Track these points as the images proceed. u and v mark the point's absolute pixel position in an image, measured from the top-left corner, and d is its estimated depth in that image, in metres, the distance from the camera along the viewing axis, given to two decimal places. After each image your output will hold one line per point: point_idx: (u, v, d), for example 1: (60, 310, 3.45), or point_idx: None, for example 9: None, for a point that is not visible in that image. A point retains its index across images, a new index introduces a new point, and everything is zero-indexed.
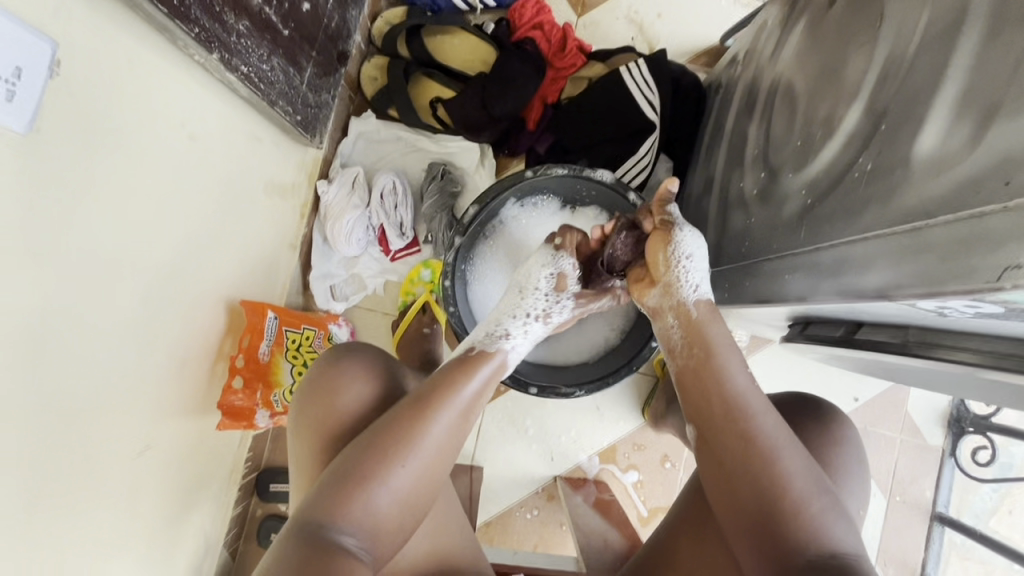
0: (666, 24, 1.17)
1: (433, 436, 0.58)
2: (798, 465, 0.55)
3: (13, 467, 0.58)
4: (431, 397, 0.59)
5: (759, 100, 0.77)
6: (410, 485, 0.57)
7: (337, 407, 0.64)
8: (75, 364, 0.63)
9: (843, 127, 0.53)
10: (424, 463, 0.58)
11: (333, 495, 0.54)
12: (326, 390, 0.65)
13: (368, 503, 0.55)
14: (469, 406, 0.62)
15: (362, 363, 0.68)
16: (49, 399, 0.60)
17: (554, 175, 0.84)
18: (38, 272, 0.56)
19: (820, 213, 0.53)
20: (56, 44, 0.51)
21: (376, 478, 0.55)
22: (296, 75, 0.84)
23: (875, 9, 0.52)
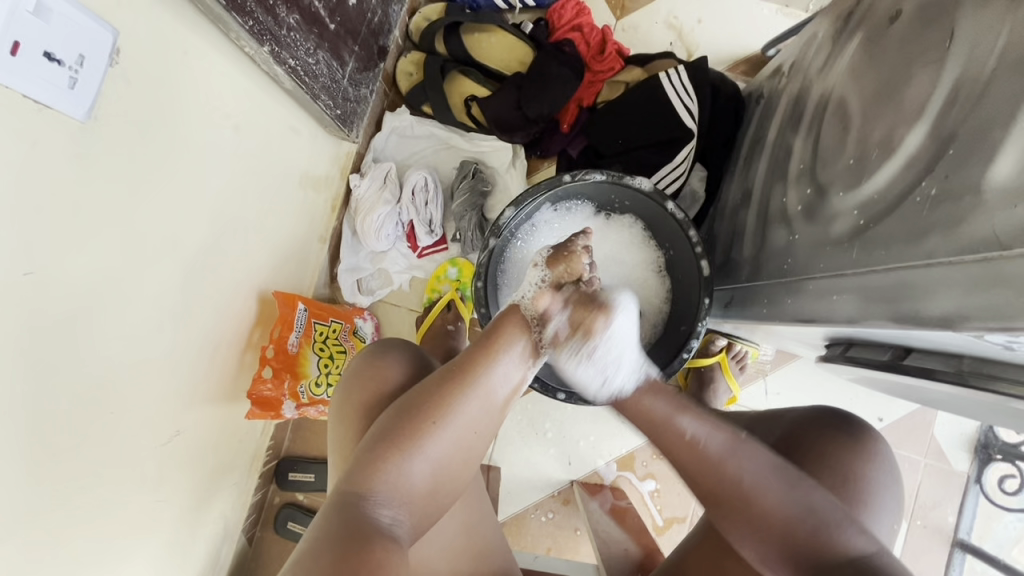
0: (706, 31, 1.16)
1: (471, 416, 0.58)
2: (781, 485, 0.56)
3: (70, 432, 0.60)
4: (472, 374, 0.59)
5: (806, 113, 0.76)
6: (446, 464, 0.58)
7: (379, 392, 0.64)
8: (131, 335, 0.65)
9: (904, 149, 0.52)
10: (460, 442, 0.58)
11: (370, 461, 0.54)
12: (370, 375, 0.65)
13: (403, 475, 0.55)
14: (510, 394, 0.62)
15: (406, 354, 0.69)
16: (105, 369, 0.63)
17: (590, 180, 0.83)
18: (106, 245, 0.58)
19: (875, 236, 0.52)
20: (117, 32, 0.51)
21: (413, 449, 0.55)
22: (339, 69, 0.84)
23: (944, 29, 0.51)
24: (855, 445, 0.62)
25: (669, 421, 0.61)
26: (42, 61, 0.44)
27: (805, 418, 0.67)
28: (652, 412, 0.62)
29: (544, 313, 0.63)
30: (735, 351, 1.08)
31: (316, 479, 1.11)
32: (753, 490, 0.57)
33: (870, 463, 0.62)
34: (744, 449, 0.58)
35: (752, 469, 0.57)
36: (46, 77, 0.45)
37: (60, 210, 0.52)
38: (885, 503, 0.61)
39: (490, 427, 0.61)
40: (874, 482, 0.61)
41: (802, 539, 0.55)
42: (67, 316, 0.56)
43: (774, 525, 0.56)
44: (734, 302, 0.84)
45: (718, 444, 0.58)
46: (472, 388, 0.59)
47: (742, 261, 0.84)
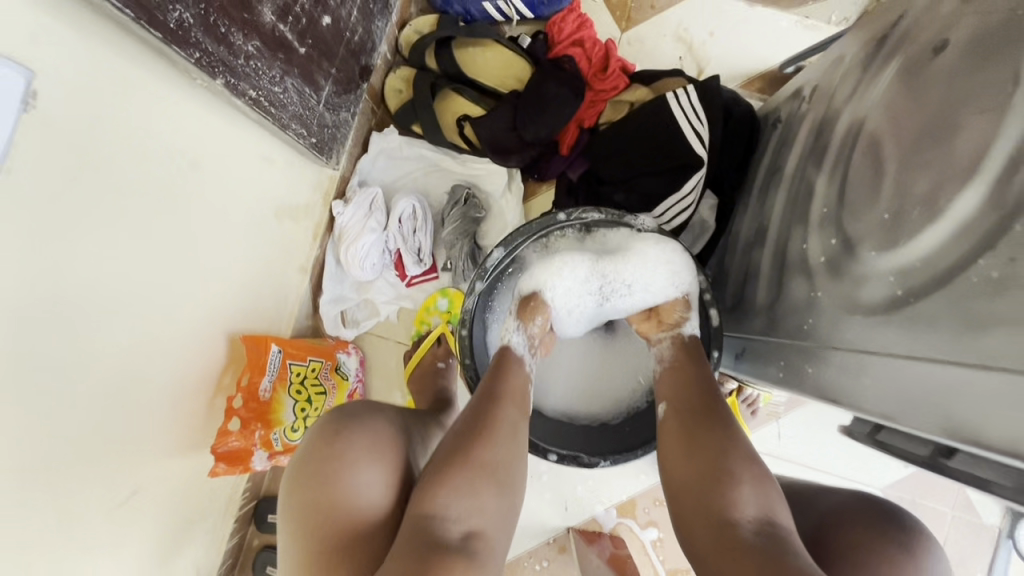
0: (718, 44, 1.07)
1: (510, 426, 0.62)
2: (740, 457, 0.56)
3: (19, 494, 0.55)
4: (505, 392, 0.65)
5: (830, 150, 0.67)
6: (505, 483, 0.58)
7: (349, 485, 0.55)
8: (83, 392, 0.60)
9: (954, 214, 0.43)
10: (509, 456, 0.60)
11: (430, 487, 0.54)
12: (327, 465, 0.56)
13: (468, 495, 0.55)
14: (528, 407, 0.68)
15: (370, 428, 0.60)
16: (57, 427, 0.58)
17: (589, 220, 0.76)
18: (49, 300, 0.53)
19: (916, 316, 0.44)
20: (32, 73, 0.45)
21: (468, 465, 0.56)
22: (312, 95, 0.76)
23: (1005, 71, 0.43)
24: (902, 552, 0.51)
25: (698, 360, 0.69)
26: None
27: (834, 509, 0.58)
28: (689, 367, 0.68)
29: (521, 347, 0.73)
30: (746, 392, 1.00)
31: None
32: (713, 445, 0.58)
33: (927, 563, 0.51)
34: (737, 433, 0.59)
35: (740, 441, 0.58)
36: None
37: None
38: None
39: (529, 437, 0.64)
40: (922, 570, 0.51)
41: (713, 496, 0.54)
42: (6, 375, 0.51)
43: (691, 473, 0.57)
44: (746, 354, 0.76)
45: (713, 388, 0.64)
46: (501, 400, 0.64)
47: (755, 308, 0.76)
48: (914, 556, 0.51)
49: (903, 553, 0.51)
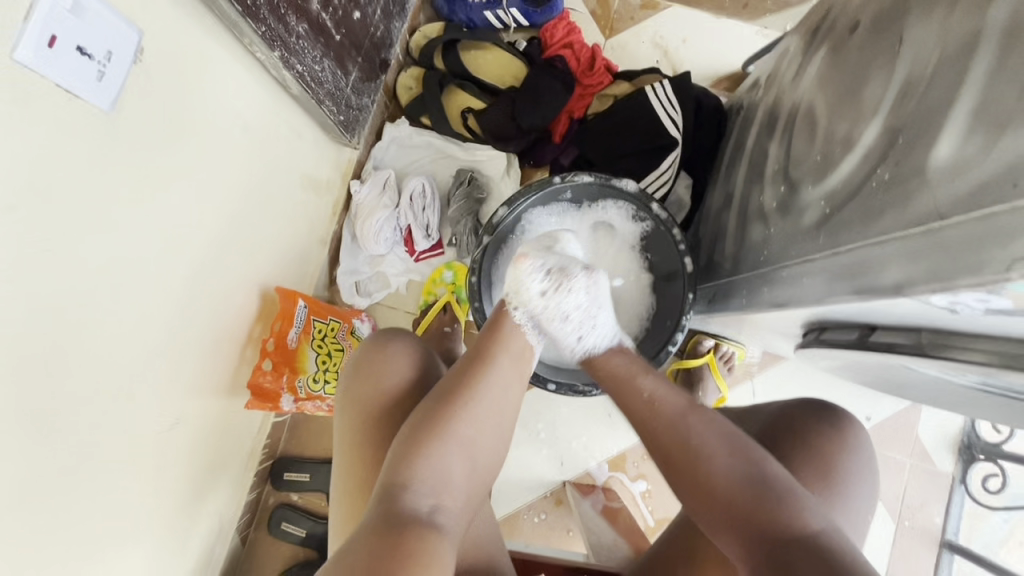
0: (690, 50, 1.23)
1: (495, 396, 0.65)
2: (732, 458, 0.58)
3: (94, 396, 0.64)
4: (488, 358, 0.68)
5: (780, 120, 0.81)
6: (478, 456, 0.62)
7: (382, 384, 0.69)
8: (146, 315, 0.69)
9: (862, 142, 0.56)
10: (488, 428, 0.64)
11: (407, 456, 0.58)
12: (372, 366, 0.70)
13: (441, 463, 0.59)
14: (524, 365, 0.71)
15: (409, 342, 0.74)
16: (124, 342, 0.67)
17: (581, 182, 0.88)
18: (132, 224, 0.63)
19: (839, 221, 0.56)
20: (141, 33, 0.56)
21: (447, 435, 0.60)
22: (343, 78, 0.89)
23: (894, 35, 0.56)
24: (830, 431, 0.66)
25: (631, 378, 0.69)
26: (73, 55, 0.49)
27: (791, 407, 0.70)
28: (616, 368, 0.72)
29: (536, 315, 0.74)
30: (723, 351, 1.12)
31: (311, 479, 1.12)
32: (714, 461, 0.59)
33: (849, 438, 0.66)
34: (697, 418, 0.62)
35: (714, 442, 0.60)
36: (75, 69, 0.50)
37: (95, 188, 0.57)
38: (858, 488, 0.65)
39: (513, 407, 0.67)
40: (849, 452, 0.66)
41: (757, 507, 0.55)
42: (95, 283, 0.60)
43: (721, 494, 0.57)
44: (717, 298, 0.88)
45: (672, 402, 0.64)
46: (490, 366, 0.67)
47: (724, 259, 0.88)
48: (840, 430, 0.66)
49: (829, 427, 0.67)
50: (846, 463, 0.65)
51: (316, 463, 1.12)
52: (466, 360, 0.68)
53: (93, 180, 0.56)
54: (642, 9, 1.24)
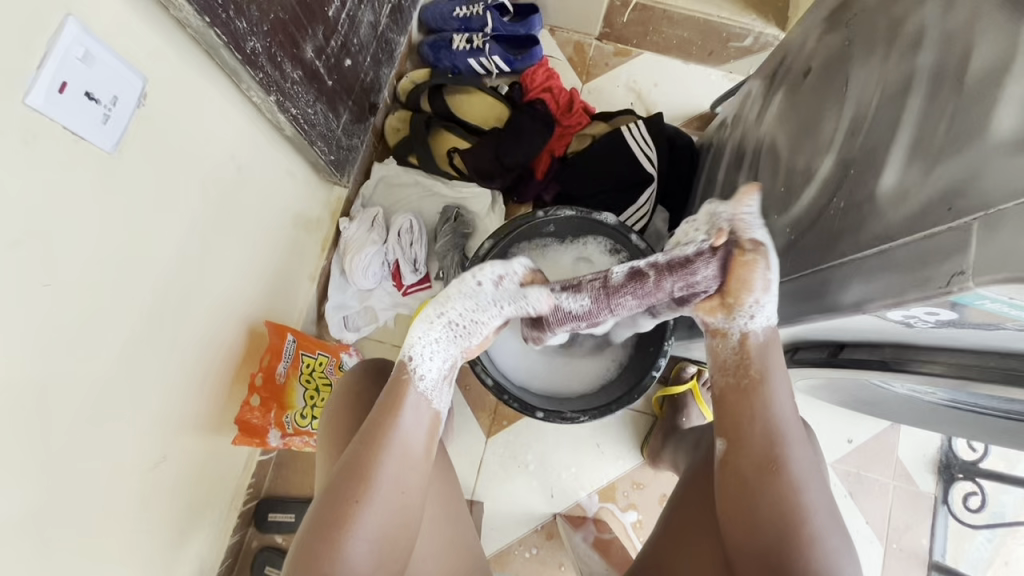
0: (661, 92, 1.31)
1: (393, 478, 0.59)
2: (825, 493, 0.59)
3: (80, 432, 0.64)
4: (379, 441, 0.60)
5: (746, 155, 0.87)
6: (384, 542, 0.58)
7: (343, 423, 0.71)
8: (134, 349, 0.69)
9: (820, 173, 0.61)
10: (389, 515, 0.59)
11: (307, 557, 0.56)
12: (333, 411, 0.73)
13: (343, 560, 0.56)
14: (427, 441, 0.63)
15: (361, 377, 0.75)
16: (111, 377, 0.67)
17: (562, 216, 0.92)
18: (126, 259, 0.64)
19: (803, 245, 0.60)
20: (145, 79, 0.59)
21: (342, 530, 0.56)
22: (334, 120, 0.93)
23: (842, 78, 0.62)
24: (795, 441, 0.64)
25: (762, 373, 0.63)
26: (82, 100, 0.52)
27: None
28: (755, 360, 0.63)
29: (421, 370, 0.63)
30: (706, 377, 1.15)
31: (297, 520, 1.09)
32: (799, 494, 0.57)
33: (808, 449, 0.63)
34: (801, 450, 0.60)
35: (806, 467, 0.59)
36: (83, 113, 0.53)
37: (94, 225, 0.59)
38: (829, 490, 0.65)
39: (418, 483, 0.61)
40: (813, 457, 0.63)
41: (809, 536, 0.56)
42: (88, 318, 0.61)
43: (787, 545, 0.56)
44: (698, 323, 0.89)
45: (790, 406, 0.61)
46: (385, 451, 0.60)
47: None
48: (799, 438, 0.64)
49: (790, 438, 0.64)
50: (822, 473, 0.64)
51: (302, 502, 1.10)
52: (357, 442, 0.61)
53: (92, 217, 0.58)
54: (616, 56, 1.33)
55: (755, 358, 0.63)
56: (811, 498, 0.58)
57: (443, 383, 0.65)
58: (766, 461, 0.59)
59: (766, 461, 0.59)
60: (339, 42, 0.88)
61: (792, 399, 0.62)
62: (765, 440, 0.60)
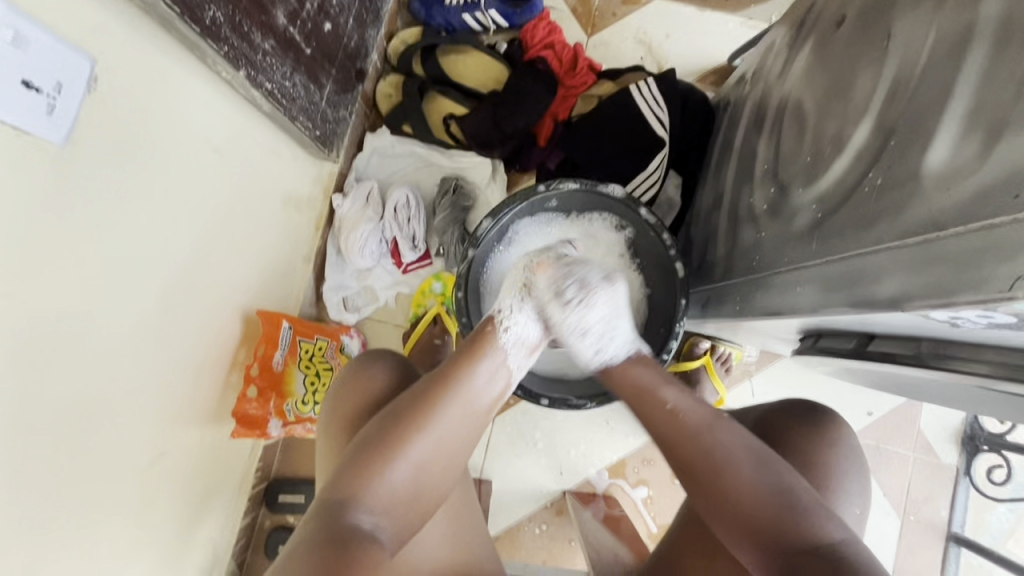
0: (674, 44, 1.20)
1: (455, 421, 0.61)
2: (758, 471, 0.59)
3: (66, 440, 0.62)
4: (457, 379, 0.62)
5: (768, 117, 0.78)
6: (429, 473, 0.60)
7: (368, 397, 0.68)
8: (117, 352, 0.66)
9: (852, 143, 0.54)
10: (443, 449, 0.60)
11: (353, 472, 0.57)
12: (356, 385, 0.69)
13: (387, 482, 0.57)
14: (497, 395, 0.65)
15: (391, 361, 0.72)
16: (98, 381, 0.64)
17: (566, 189, 0.85)
18: (98, 258, 0.60)
19: (832, 227, 0.54)
20: (94, 61, 0.54)
21: (396, 453, 0.58)
22: (316, 92, 0.88)
23: (881, 30, 0.54)
24: (808, 426, 0.67)
25: (652, 392, 0.67)
26: (21, 89, 0.47)
27: (774, 409, 0.71)
28: (637, 381, 0.68)
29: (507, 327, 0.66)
30: (718, 352, 1.10)
31: (307, 500, 1.09)
32: (742, 489, 0.59)
33: (832, 446, 0.66)
34: (722, 426, 0.63)
35: (738, 447, 0.61)
36: (23, 103, 0.47)
37: (53, 225, 0.54)
38: (849, 475, 0.66)
39: (474, 430, 0.63)
40: (829, 447, 0.66)
41: (773, 531, 0.57)
42: (60, 323, 0.58)
43: (751, 512, 0.58)
44: (711, 302, 0.85)
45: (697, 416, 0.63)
46: (456, 390, 0.61)
47: (716, 262, 0.86)
48: (818, 428, 0.67)
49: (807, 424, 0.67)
50: (829, 454, 0.65)
51: (311, 483, 1.10)
52: (433, 377, 0.62)
53: (50, 217, 0.54)
54: (624, 5, 1.21)
55: (633, 380, 0.68)
56: (741, 484, 0.59)
57: (524, 346, 0.67)
58: (701, 461, 0.61)
59: (682, 458, 0.63)
60: (316, 4, 0.81)
61: (676, 404, 0.65)
62: (675, 447, 0.64)
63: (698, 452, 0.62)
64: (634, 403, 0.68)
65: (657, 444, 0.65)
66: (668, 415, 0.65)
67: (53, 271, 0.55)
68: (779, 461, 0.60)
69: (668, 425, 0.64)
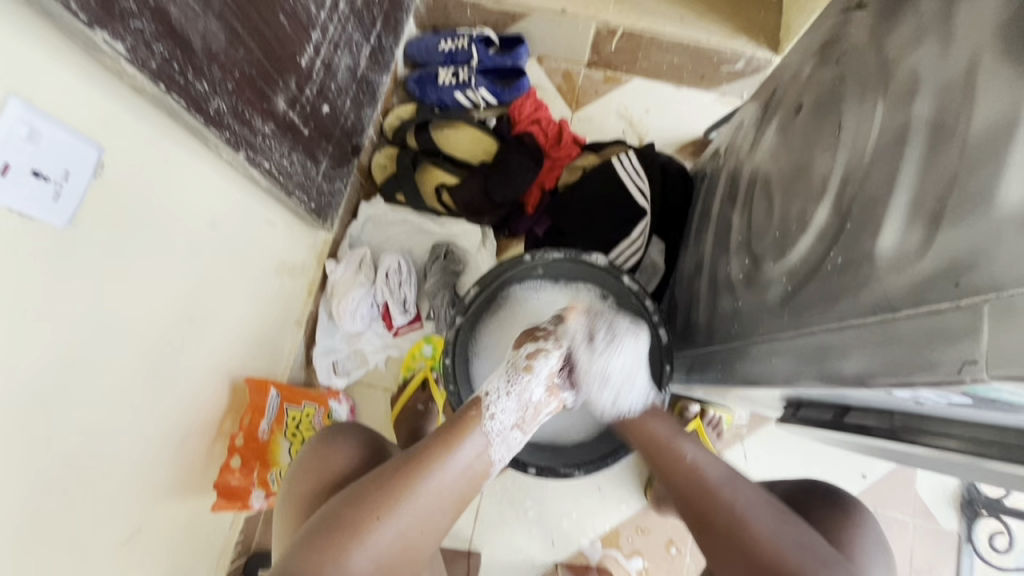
0: (653, 119, 1.28)
1: (422, 510, 0.60)
2: (775, 521, 0.61)
3: (41, 519, 0.60)
4: (428, 465, 0.61)
5: (739, 190, 0.83)
6: (389, 559, 0.58)
7: (329, 476, 0.67)
8: (100, 424, 0.66)
9: (814, 222, 0.57)
10: (407, 535, 0.59)
11: (307, 558, 0.55)
12: (315, 465, 0.69)
13: (343, 571, 0.55)
14: (470, 483, 0.63)
15: (357, 438, 0.72)
16: (78, 456, 0.63)
17: (550, 259, 0.88)
18: (88, 332, 0.61)
19: (801, 299, 0.56)
20: (102, 148, 0.57)
21: (356, 541, 0.56)
22: (312, 167, 0.94)
23: (833, 120, 0.59)
24: (830, 506, 0.68)
25: (669, 446, 0.71)
26: (30, 179, 0.50)
27: (794, 493, 0.73)
28: (654, 435, 0.73)
29: (494, 409, 0.66)
30: (710, 416, 1.11)
31: None
32: (758, 543, 0.59)
33: (860, 531, 0.66)
34: (741, 483, 0.65)
35: (754, 504, 0.63)
36: (32, 191, 0.50)
37: (45, 302, 0.55)
38: (872, 559, 0.64)
39: (444, 518, 0.62)
40: (856, 528, 0.66)
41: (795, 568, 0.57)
42: (43, 400, 0.57)
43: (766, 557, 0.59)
44: (695, 367, 0.87)
45: (715, 469, 0.67)
46: (427, 474, 0.60)
47: (699, 327, 0.88)
48: (845, 509, 0.68)
49: (832, 504, 0.69)
50: (852, 540, 0.65)
51: None
52: (405, 459, 0.62)
53: (43, 295, 0.55)
54: (606, 83, 1.30)
55: (649, 435, 0.74)
56: (757, 535, 0.60)
57: (513, 431, 0.67)
58: (723, 508, 0.63)
59: (693, 507, 0.65)
60: (315, 89, 0.87)
61: (693, 459, 0.69)
62: (700, 509, 0.65)
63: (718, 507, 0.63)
64: (658, 464, 0.71)
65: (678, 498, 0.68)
66: (687, 467, 0.68)
67: (42, 348, 0.56)
68: (795, 518, 0.62)
69: (684, 476, 0.68)
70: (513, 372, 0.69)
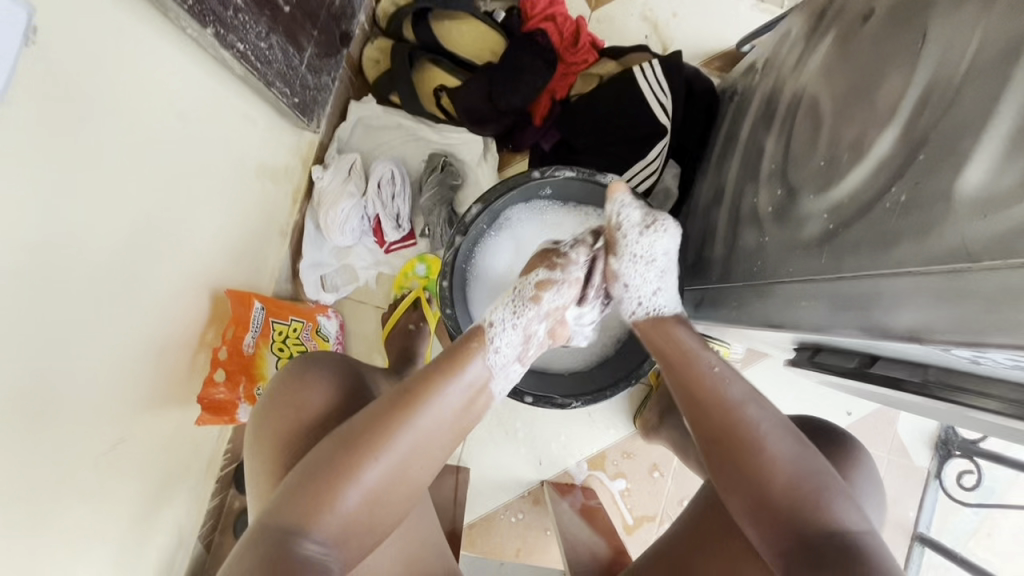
0: (680, 24, 1.14)
1: (416, 445, 0.57)
2: (795, 450, 0.57)
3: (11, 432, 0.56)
4: (419, 400, 0.57)
5: (777, 112, 0.74)
6: (383, 497, 0.56)
7: (307, 411, 0.64)
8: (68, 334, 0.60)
9: (873, 152, 0.50)
10: (400, 471, 0.56)
11: (298, 501, 0.53)
12: (291, 401, 0.65)
13: (336, 509, 0.53)
14: (466, 413, 0.61)
15: (333, 372, 0.68)
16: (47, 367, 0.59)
17: (562, 177, 0.79)
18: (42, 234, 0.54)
19: (845, 240, 0.51)
20: (33, 9, 0.46)
21: (347, 480, 0.54)
22: (295, 55, 0.82)
23: (915, 29, 0.50)
24: (830, 443, 0.67)
25: (693, 356, 0.65)
26: None
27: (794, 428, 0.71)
28: (676, 340, 0.67)
29: (496, 338, 0.63)
30: None
31: None
32: (771, 469, 0.56)
33: (859, 469, 0.66)
34: (761, 409, 0.60)
35: (783, 446, 0.57)
36: None
37: None
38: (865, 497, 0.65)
39: (440, 452, 0.59)
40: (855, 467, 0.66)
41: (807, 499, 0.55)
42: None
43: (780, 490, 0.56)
44: (705, 302, 0.83)
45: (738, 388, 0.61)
46: (421, 409, 0.57)
47: (713, 261, 0.83)
48: (843, 446, 0.67)
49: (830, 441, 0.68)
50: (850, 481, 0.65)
51: None
52: (393, 395, 0.58)
53: None
54: None
55: (668, 339, 0.68)
56: (776, 460, 0.56)
57: (514, 364, 0.65)
58: (736, 424, 0.59)
59: (717, 434, 0.60)
60: None
61: (719, 369, 0.63)
62: (721, 437, 0.60)
63: (743, 440, 0.58)
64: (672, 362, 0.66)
65: (693, 413, 0.62)
66: (695, 378, 0.63)
67: None
68: (812, 446, 0.59)
69: (703, 389, 0.62)
70: (517, 304, 0.66)
